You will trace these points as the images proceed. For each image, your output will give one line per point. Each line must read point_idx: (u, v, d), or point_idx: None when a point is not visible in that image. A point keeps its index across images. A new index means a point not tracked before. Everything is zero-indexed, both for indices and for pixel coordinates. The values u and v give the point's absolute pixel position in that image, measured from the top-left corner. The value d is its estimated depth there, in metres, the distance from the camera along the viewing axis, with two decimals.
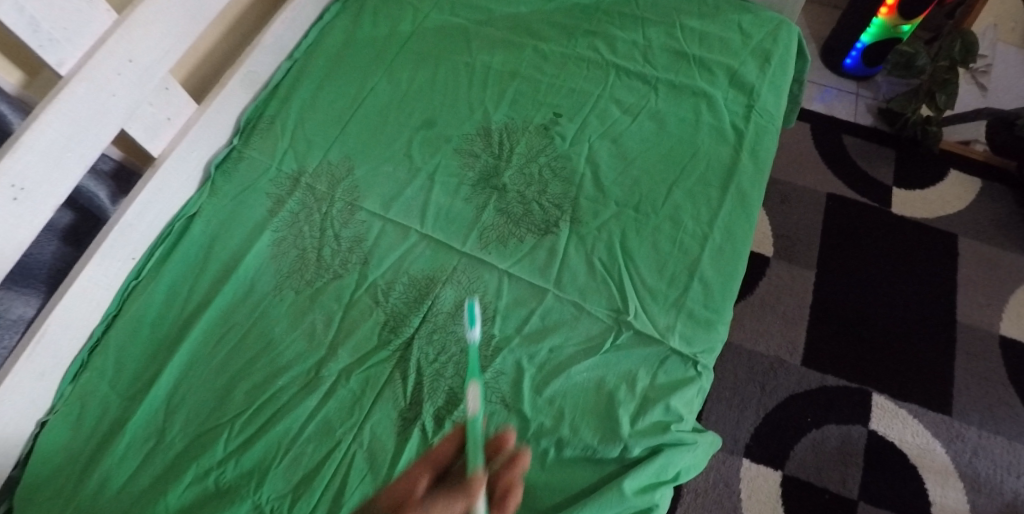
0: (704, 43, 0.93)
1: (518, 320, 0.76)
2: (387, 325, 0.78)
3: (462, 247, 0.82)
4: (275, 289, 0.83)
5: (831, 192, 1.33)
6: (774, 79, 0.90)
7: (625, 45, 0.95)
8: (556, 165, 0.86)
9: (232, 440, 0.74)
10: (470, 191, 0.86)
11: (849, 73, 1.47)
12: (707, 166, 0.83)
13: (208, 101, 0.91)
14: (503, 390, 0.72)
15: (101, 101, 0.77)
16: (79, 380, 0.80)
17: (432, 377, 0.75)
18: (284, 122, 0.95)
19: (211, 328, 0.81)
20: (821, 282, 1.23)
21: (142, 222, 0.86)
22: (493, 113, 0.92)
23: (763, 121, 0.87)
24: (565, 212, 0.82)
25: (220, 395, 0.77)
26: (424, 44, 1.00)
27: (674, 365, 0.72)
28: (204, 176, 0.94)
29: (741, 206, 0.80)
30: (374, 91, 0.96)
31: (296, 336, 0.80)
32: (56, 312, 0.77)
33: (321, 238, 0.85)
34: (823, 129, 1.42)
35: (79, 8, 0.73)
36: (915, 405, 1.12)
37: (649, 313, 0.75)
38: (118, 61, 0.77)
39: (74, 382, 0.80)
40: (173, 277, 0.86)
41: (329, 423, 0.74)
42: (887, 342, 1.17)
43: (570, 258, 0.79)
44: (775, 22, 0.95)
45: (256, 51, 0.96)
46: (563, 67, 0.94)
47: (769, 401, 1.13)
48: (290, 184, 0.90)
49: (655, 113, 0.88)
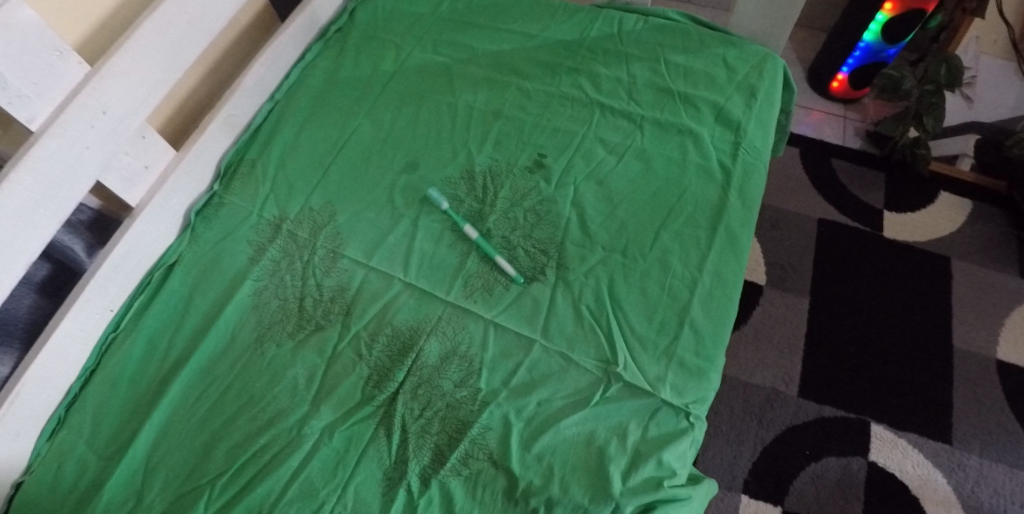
0: (689, 79, 0.92)
1: (505, 373, 0.74)
2: (371, 380, 0.76)
3: (446, 295, 0.80)
4: (255, 342, 0.80)
5: (823, 217, 1.32)
6: (760, 115, 0.88)
7: (609, 82, 0.94)
8: (542, 209, 0.84)
9: (212, 502, 0.71)
10: (454, 237, 0.84)
11: (837, 96, 1.46)
12: (694, 207, 0.82)
13: (187, 147, 0.89)
14: (491, 447, 0.71)
15: (74, 155, 0.73)
16: (55, 439, 0.77)
17: (418, 435, 0.72)
18: (265, 166, 0.93)
19: (191, 384, 0.79)
20: (815, 310, 1.22)
21: (119, 273, 0.83)
22: (477, 155, 0.90)
23: (751, 158, 0.85)
24: (551, 258, 0.80)
25: (199, 455, 0.74)
26: (406, 84, 0.98)
27: (665, 417, 0.70)
28: (184, 221, 0.91)
29: (730, 248, 0.79)
30: (356, 133, 0.94)
31: (277, 391, 0.77)
32: (31, 370, 0.75)
33: (303, 288, 0.83)
34: (812, 153, 1.41)
35: (50, 62, 0.71)
36: (915, 434, 1.10)
37: (639, 363, 0.73)
38: (90, 113, 0.74)
39: (50, 441, 0.77)
40: (153, 329, 0.83)
41: (311, 484, 0.71)
42: (884, 369, 1.15)
43: (557, 307, 0.77)
44: (760, 55, 0.93)
45: (235, 94, 0.94)
46: (547, 105, 0.93)
47: (767, 434, 1.11)
48: (271, 231, 0.88)
49: (641, 152, 0.87)
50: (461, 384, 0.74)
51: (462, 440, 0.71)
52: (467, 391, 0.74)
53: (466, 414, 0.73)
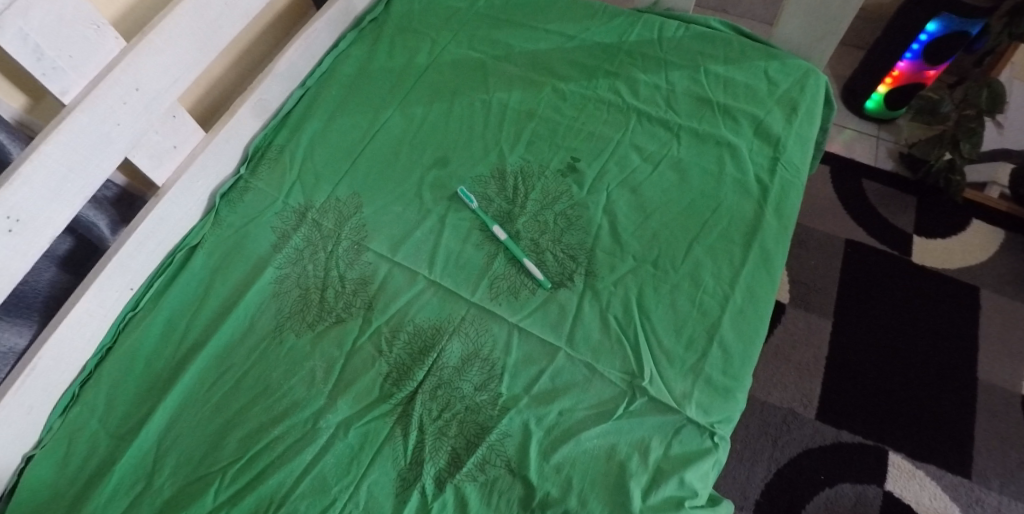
0: (729, 90, 0.90)
1: (526, 379, 0.73)
2: (390, 377, 0.74)
3: (471, 296, 0.78)
4: (274, 331, 0.79)
5: (851, 238, 1.29)
6: (801, 130, 0.86)
7: (647, 88, 0.92)
8: (572, 213, 0.82)
9: (223, 490, 0.70)
10: (481, 237, 0.82)
11: (871, 115, 1.43)
12: (729, 221, 0.80)
13: (216, 129, 0.88)
14: (509, 454, 0.69)
15: (104, 130, 0.72)
16: (68, 414, 0.76)
17: (435, 437, 0.71)
18: (293, 153, 0.92)
19: (208, 369, 0.78)
20: (838, 332, 1.19)
21: (141, 251, 0.82)
22: (508, 155, 0.88)
23: (789, 175, 0.82)
24: (580, 264, 0.79)
25: (213, 441, 0.73)
26: (440, 78, 0.97)
27: (689, 435, 0.68)
28: (208, 204, 0.90)
29: (764, 265, 0.76)
30: (386, 125, 0.93)
31: (294, 382, 0.76)
32: (48, 344, 0.74)
33: (325, 278, 0.82)
34: (843, 172, 1.38)
35: (86, 35, 0.70)
36: (933, 465, 1.08)
37: (665, 378, 0.71)
38: (123, 89, 0.73)
39: (63, 416, 0.76)
40: (172, 309, 0.82)
41: (324, 479, 0.70)
42: (906, 397, 1.13)
43: (584, 315, 0.75)
44: (803, 70, 0.91)
45: (268, 79, 0.93)
46: (582, 109, 0.91)
47: (781, 455, 1.09)
48: (296, 219, 0.86)
49: (677, 162, 0.85)
50: (482, 388, 0.73)
51: (479, 445, 0.70)
52: (487, 395, 0.72)
53: (485, 419, 0.71)
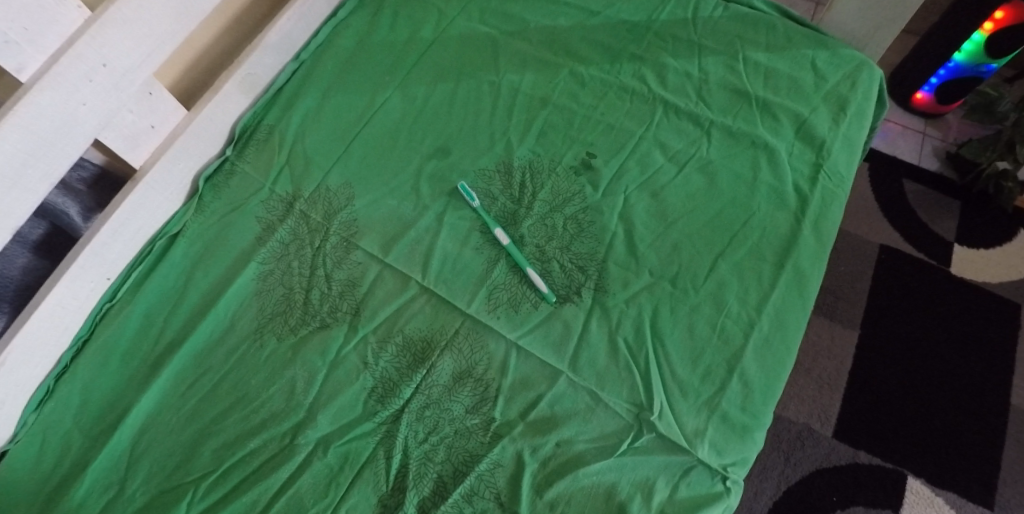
0: (770, 82, 0.80)
1: (523, 404, 0.66)
2: (375, 392, 0.68)
3: (466, 307, 0.71)
4: (254, 333, 0.73)
5: (885, 244, 1.20)
6: (849, 133, 0.76)
7: (676, 75, 0.82)
8: (583, 218, 0.74)
9: (196, 504, 0.65)
10: (482, 239, 0.75)
11: (917, 109, 1.31)
12: (760, 236, 0.71)
13: (199, 107, 0.80)
14: (499, 486, 0.63)
15: (68, 111, 0.64)
16: (44, 409, 0.71)
17: (420, 462, 0.65)
18: (283, 134, 0.84)
19: (184, 370, 0.72)
20: (864, 346, 1.11)
21: (118, 240, 0.75)
22: (517, 147, 0.80)
23: (832, 185, 0.73)
24: (590, 277, 0.71)
25: (187, 449, 0.68)
26: (445, 55, 0.88)
27: (698, 477, 0.62)
28: (191, 188, 0.83)
29: (797, 288, 0.68)
30: (384, 107, 0.85)
31: (273, 391, 0.69)
32: (18, 337, 0.68)
33: (310, 278, 0.75)
34: (881, 171, 1.28)
35: (43, 4, 0.61)
36: (954, 493, 1.01)
37: (676, 413, 0.64)
38: (87, 65, 0.64)
39: (38, 411, 0.71)
40: (150, 302, 0.76)
41: (300, 500, 0.64)
42: (931, 419, 1.06)
43: (589, 335, 0.68)
44: (856, 62, 0.80)
45: (257, 51, 0.84)
46: (602, 96, 0.82)
47: (793, 473, 1.03)
48: (282, 209, 0.79)
49: (705, 164, 0.76)
50: (473, 411, 0.66)
51: (468, 474, 0.63)
52: (479, 419, 0.66)
53: (475, 446, 0.65)
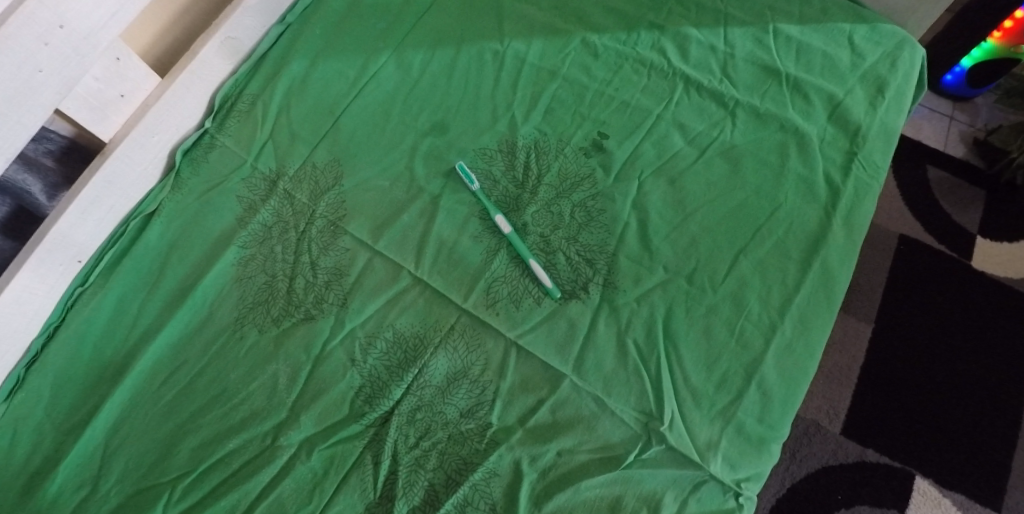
0: (803, 59, 0.73)
1: (522, 409, 0.61)
2: (362, 392, 0.63)
3: (463, 302, 0.65)
4: (234, 324, 0.67)
5: (904, 234, 1.14)
6: (886, 118, 0.69)
7: (699, 48, 0.75)
8: (593, 206, 0.68)
9: (171, 507, 0.60)
10: (481, 226, 0.69)
11: (947, 92, 1.24)
12: (786, 231, 0.65)
13: (173, 74, 0.73)
14: (495, 497, 0.58)
15: (21, 79, 0.57)
16: (13, 401, 0.65)
17: (410, 469, 0.60)
18: (267, 105, 0.77)
19: (161, 361, 0.66)
20: (878, 341, 1.07)
21: (87, 219, 0.69)
22: (522, 124, 0.73)
23: (866, 176, 0.67)
24: (598, 272, 0.65)
25: (162, 448, 0.62)
26: (446, 20, 0.80)
27: (710, 493, 0.57)
28: (168, 163, 0.76)
29: (823, 290, 0.62)
30: (378, 76, 0.77)
31: (254, 388, 0.64)
32: None
33: (294, 265, 0.69)
34: (905, 156, 1.21)
35: None
36: (962, 495, 0.98)
37: (688, 423, 0.59)
38: (42, 27, 0.56)
39: (6, 402, 0.65)
40: (124, 287, 0.70)
41: (282, 506, 0.59)
42: (942, 418, 1.02)
43: (597, 336, 0.63)
44: (896, 39, 0.73)
45: (237, 11, 0.77)
46: (617, 70, 0.75)
47: (799, 469, 0.99)
48: (265, 188, 0.73)
49: (728, 149, 0.69)
50: (468, 414, 0.61)
51: (461, 484, 0.59)
52: (475, 424, 0.61)
53: (470, 453, 0.60)
